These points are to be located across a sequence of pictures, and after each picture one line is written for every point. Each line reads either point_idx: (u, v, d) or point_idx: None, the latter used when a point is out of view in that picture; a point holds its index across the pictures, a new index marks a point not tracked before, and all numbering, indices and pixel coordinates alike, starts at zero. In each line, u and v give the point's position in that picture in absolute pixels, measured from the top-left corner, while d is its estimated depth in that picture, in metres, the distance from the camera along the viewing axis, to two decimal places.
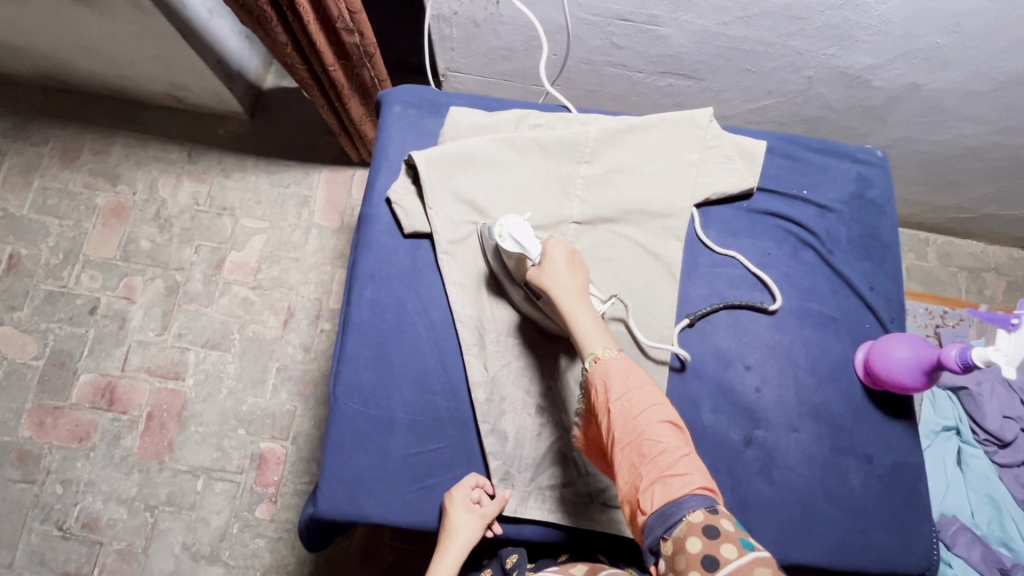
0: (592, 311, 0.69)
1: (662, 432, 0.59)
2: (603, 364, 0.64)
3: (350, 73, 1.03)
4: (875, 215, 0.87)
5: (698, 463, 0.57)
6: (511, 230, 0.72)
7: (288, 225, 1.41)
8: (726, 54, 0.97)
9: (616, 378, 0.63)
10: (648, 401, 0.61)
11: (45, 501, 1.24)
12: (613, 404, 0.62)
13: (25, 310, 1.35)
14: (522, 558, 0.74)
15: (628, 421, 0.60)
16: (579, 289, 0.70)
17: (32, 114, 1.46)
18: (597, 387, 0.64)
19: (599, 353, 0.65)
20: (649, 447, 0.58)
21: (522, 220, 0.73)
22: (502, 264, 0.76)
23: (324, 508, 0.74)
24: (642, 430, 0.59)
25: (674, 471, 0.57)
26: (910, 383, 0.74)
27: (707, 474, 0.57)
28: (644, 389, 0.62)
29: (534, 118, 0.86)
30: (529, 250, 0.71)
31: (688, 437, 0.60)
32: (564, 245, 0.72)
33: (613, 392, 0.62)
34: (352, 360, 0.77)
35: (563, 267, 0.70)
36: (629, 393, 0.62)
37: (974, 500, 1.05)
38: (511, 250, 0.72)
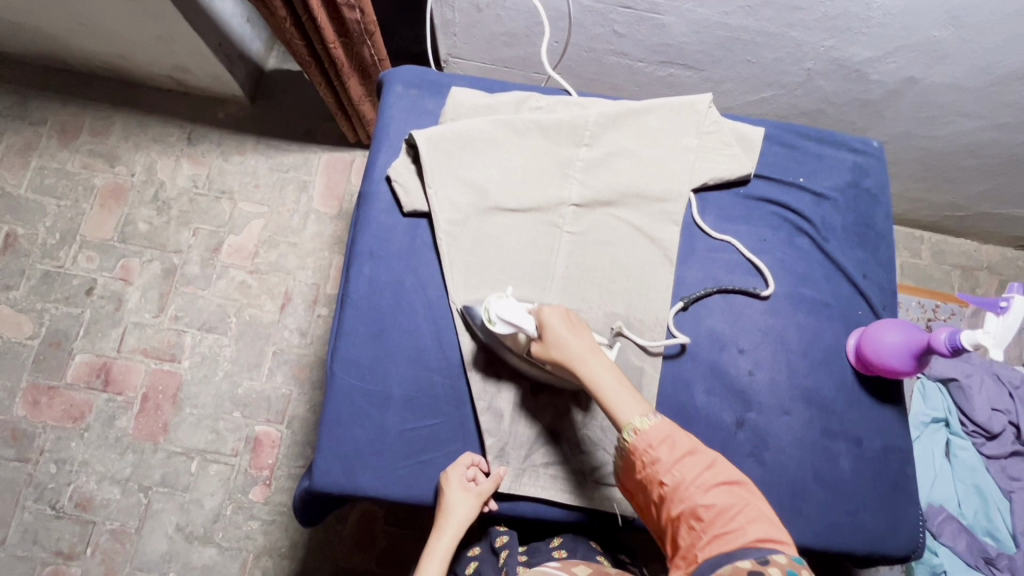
0: (610, 371, 0.68)
1: (716, 493, 0.58)
2: (644, 435, 0.63)
3: (350, 51, 1.03)
4: (870, 203, 0.88)
5: (754, 517, 0.56)
6: (499, 310, 0.72)
7: (286, 210, 1.41)
8: (726, 44, 0.98)
9: (661, 448, 0.62)
10: (699, 465, 0.60)
11: (39, 480, 1.24)
12: (664, 474, 0.60)
13: (21, 289, 1.34)
14: (513, 539, 0.77)
15: (681, 488, 0.59)
16: (589, 351, 0.69)
17: (31, 93, 1.46)
18: (641, 459, 0.62)
19: (637, 423, 0.64)
20: (702, 509, 0.57)
21: (505, 297, 0.73)
22: (499, 346, 0.75)
23: (320, 482, 0.74)
24: (695, 494, 0.58)
25: (729, 528, 0.55)
26: (900, 367, 0.76)
27: (765, 526, 0.55)
28: (695, 454, 0.61)
29: (535, 100, 0.86)
30: (524, 326, 0.71)
31: (746, 494, 0.58)
32: (557, 308, 0.71)
33: (660, 459, 0.61)
34: (350, 335, 0.77)
35: (566, 331, 0.69)
36: (678, 460, 0.61)
37: (962, 490, 1.06)
38: (506, 331, 0.72)
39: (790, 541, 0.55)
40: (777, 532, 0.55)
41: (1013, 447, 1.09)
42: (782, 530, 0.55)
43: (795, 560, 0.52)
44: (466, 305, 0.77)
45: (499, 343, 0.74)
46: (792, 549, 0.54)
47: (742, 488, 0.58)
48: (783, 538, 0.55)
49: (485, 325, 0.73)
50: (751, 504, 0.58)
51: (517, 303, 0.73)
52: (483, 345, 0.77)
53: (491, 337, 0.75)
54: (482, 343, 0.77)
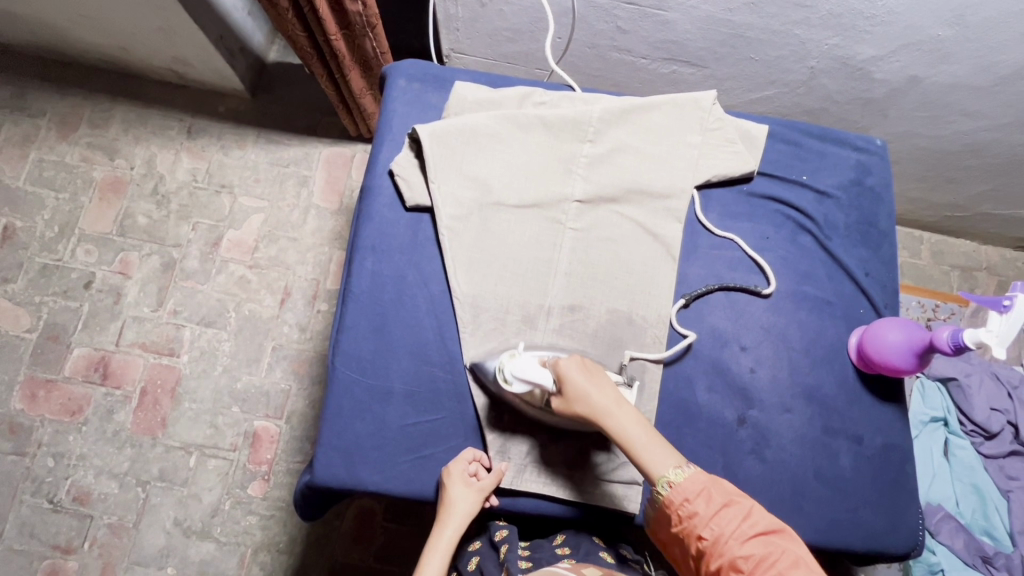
0: (636, 421, 0.67)
1: (754, 543, 0.57)
2: (679, 489, 0.62)
3: (352, 43, 1.03)
4: (873, 201, 0.88)
5: (793, 564, 0.54)
6: (514, 369, 0.70)
7: (286, 205, 1.40)
8: (730, 41, 0.97)
9: (698, 501, 0.61)
10: (736, 516, 0.59)
11: (36, 474, 1.24)
12: (702, 528, 0.60)
13: (19, 282, 1.34)
14: (512, 533, 0.77)
15: (720, 542, 0.58)
16: (613, 403, 0.68)
17: (30, 85, 1.45)
18: (679, 514, 0.62)
19: (671, 476, 0.64)
20: (741, 561, 0.56)
21: (520, 354, 0.72)
22: (514, 400, 0.73)
23: (321, 475, 0.74)
24: (733, 545, 0.57)
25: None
26: (903, 365, 0.76)
27: (805, 573, 0.54)
28: (732, 504, 0.60)
29: (539, 96, 0.86)
30: (542, 382, 0.69)
31: (786, 542, 0.57)
32: (574, 358, 0.70)
33: (698, 513, 0.61)
34: (352, 329, 0.77)
35: (588, 383, 0.68)
36: (715, 512, 0.60)
37: (960, 489, 1.07)
38: (523, 389, 0.70)
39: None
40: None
41: (1012, 446, 1.09)
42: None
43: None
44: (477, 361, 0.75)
45: (514, 398, 0.73)
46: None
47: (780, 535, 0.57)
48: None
49: (501, 384, 0.71)
50: (791, 552, 0.56)
51: (531, 358, 0.72)
52: (495, 397, 0.75)
53: (503, 391, 0.73)
54: (493, 394, 0.75)
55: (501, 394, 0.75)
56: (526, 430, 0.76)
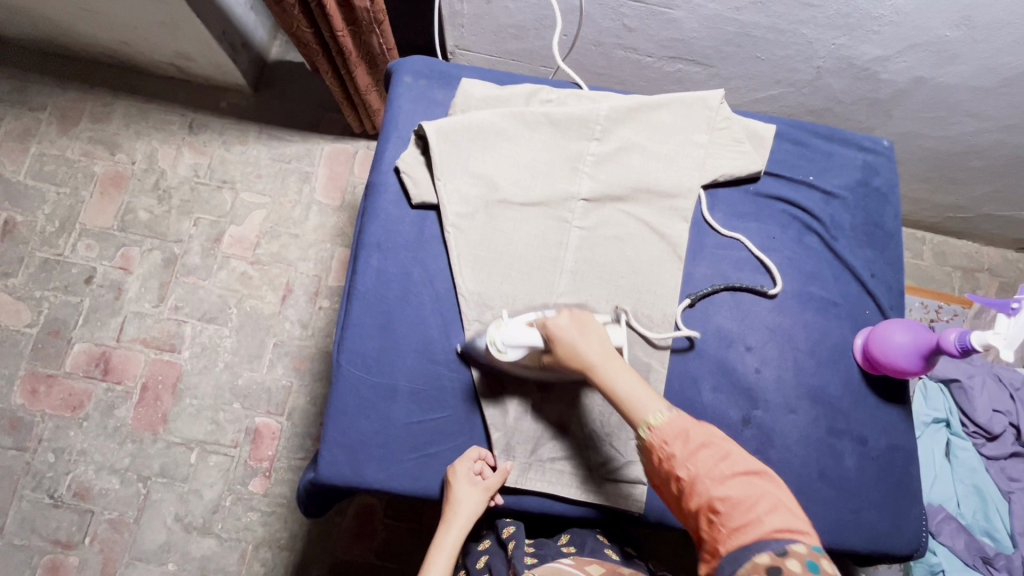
0: (625, 370, 0.68)
1: (731, 485, 0.59)
2: (659, 432, 0.64)
3: (358, 40, 1.02)
4: (879, 202, 0.88)
5: (772, 507, 0.57)
6: (505, 339, 0.70)
7: (288, 201, 1.40)
8: (737, 40, 0.97)
9: (676, 443, 0.63)
10: (713, 457, 0.61)
11: (37, 469, 1.23)
12: (680, 468, 0.62)
13: (19, 276, 1.33)
14: (520, 530, 0.77)
15: (697, 482, 0.61)
16: (602, 355, 0.68)
17: (30, 79, 1.44)
18: (658, 454, 0.64)
19: (652, 420, 0.65)
20: (718, 501, 0.59)
21: (512, 321, 0.72)
22: (509, 367, 0.74)
23: (324, 472, 0.74)
24: (710, 486, 0.60)
25: (746, 520, 0.57)
26: (908, 366, 0.76)
27: (783, 516, 0.56)
28: (709, 446, 0.62)
29: (546, 93, 0.86)
30: (532, 343, 0.70)
31: (764, 484, 0.59)
32: (563, 313, 0.70)
33: (676, 455, 0.63)
34: (357, 327, 0.77)
35: (577, 337, 0.68)
36: (693, 453, 0.62)
37: (961, 490, 1.07)
38: (518, 354, 0.71)
39: (810, 529, 0.57)
40: (796, 522, 0.56)
41: (1013, 447, 1.09)
42: (803, 520, 0.57)
43: (813, 549, 0.54)
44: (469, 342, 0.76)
45: (508, 366, 0.74)
46: (811, 537, 0.55)
47: (759, 478, 0.60)
48: (804, 528, 0.56)
49: (495, 356, 0.71)
50: (770, 494, 0.59)
51: (519, 323, 0.72)
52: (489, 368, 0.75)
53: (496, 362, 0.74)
54: (487, 367, 0.76)
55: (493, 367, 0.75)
56: (521, 399, 0.76)
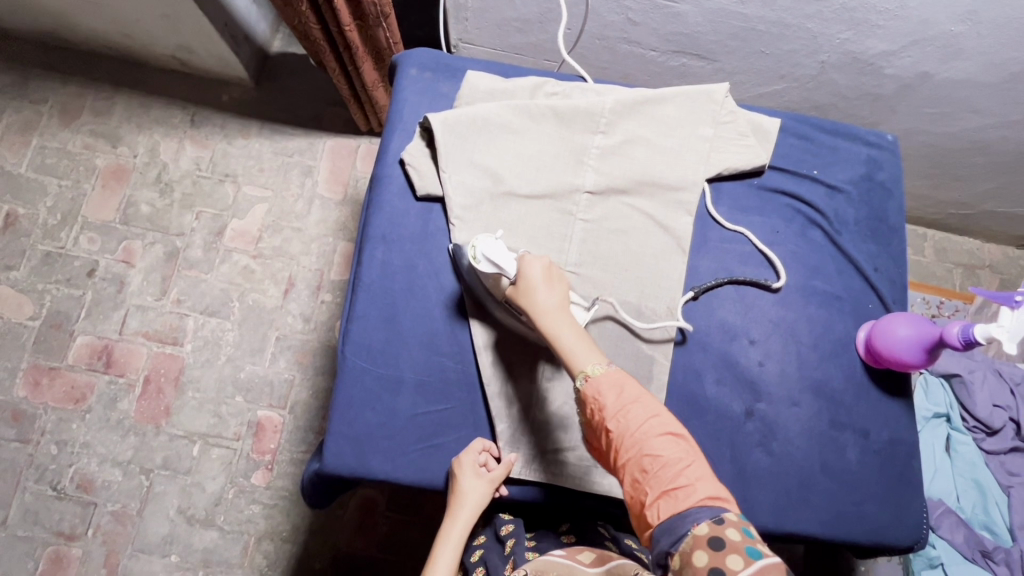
0: (569, 323, 0.67)
1: (663, 446, 0.59)
2: (594, 382, 0.63)
3: (365, 34, 1.02)
4: (883, 197, 0.88)
5: (702, 474, 0.57)
6: (485, 250, 0.70)
7: (291, 194, 1.40)
8: (741, 34, 0.97)
9: (609, 395, 0.62)
10: (645, 414, 0.61)
11: (40, 461, 1.24)
12: (610, 421, 0.61)
13: (22, 269, 1.33)
14: (519, 527, 0.78)
15: (626, 437, 0.60)
16: (557, 307, 0.68)
17: (31, 71, 1.44)
18: (590, 406, 0.63)
19: (589, 370, 0.64)
20: (648, 461, 0.59)
21: (495, 238, 0.72)
22: (482, 287, 0.75)
23: (330, 463, 0.74)
24: (640, 443, 0.60)
25: (678, 484, 0.57)
26: (911, 360, 0.76)
27: (712, 483, 0.57)
28: (641, 402, 0.62)
29: (550, 86, 0.86)
30: (505, 269, 0.70)
31: (692, 447, 0.60)
32: (540, 259, 0.70)
33: (608, 408, 0.62)
34: (362, 319, 0.77)
35: (540, 283, 0.69)
36: (624, 408, 0.61)
37: (960, 484, 1.07)
38: (490, 271, 0.70)
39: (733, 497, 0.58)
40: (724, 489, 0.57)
41: (1013, 442, 1.10)
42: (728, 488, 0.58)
43: (742, 517, 0.55)
44: (459, 246, 0.77)
45: (483, 285, 0.74)
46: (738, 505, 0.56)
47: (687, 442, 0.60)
48: (729, 495, 0.57)
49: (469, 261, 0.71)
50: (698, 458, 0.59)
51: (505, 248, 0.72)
52: (468, 286, 0.77)
53: (474, 279, 0.75)
54: (469, 286, 0.77)
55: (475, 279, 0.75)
56: (491, 331, 0.77)
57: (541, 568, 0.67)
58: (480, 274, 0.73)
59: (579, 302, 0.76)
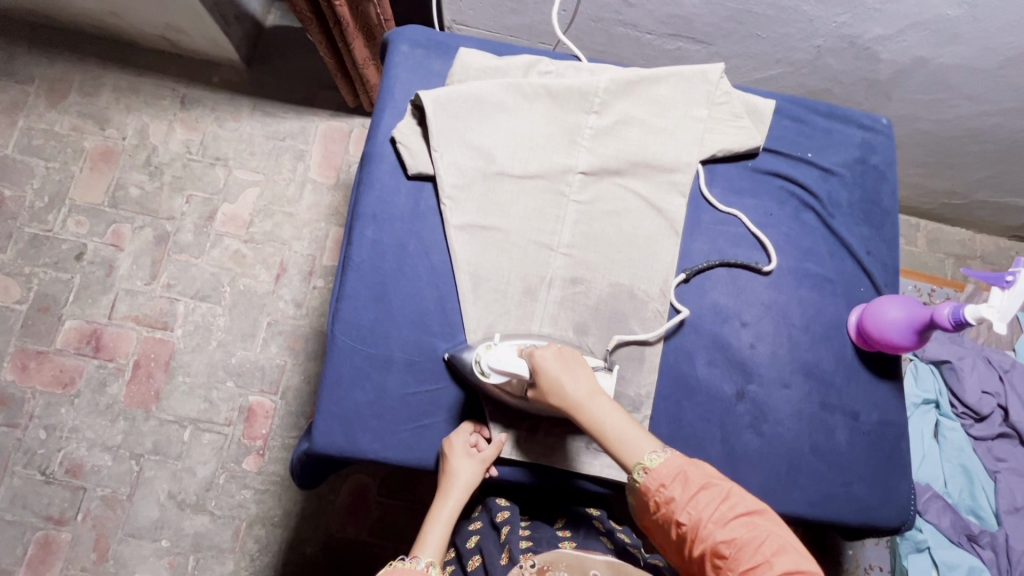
0: (611, 409, 0.67)
1: (735, 526, 0.57)
2: (654, 475, 0.62)
3: (355, 10, 1.01)
4: (877, 180, 0.88)
5: (780, 550, 0.55)
6: (489, 361, 0.70)
7: (282, 178, 1.38)
8: (737, 17, 0.96)
9: (674, 486, 0.61)
10: (714, 500, 0.59)
11: (28, 445, 1.22)
12: (680, 514, 0.60)
13: (8, 252, 1.31)
14: (514, 515, 0.78)
15: (700, 527, 0.59)
16: (589, 393, 0.67)
17: (17, 50, 1.41)
18: (655, 498, 0.62)
19: (647, 462, 0.63)
20: (723, 546, 0.57)
21: (498, 346, 0.72)
22: (494, 393, 0.73)
23: (320, 443, 0.74)
24: (713, 530, 0.58)
25: (757, 563, 0.55)
26: (901, 342, 0.76)
27: (791, 558, 0.55)
28: (709, 486, 0.60)
29: (544, 65, 0.85)
30: (517, 373, 0.68)
31: (766, 524, 0.58)
32: (549, 349, 0.69)
33: (676, 501, 0.60)
34: (352, 299, 0.76)
35: (563, 374, 0.67)
36: (692, 497, 0.60)
37: (948, 470, 1.08)
38: (501, 379, 0.70)
39: (818, 569, 0.55)
40: (805, 562, 0.55)
41: (1001, 428, 1.10)
42: (810, 560, 0.55)
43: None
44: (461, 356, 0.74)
45: (495, 391, 0.72)
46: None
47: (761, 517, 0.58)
48: (813, 569, 0.55)
49: (477, 375, 0.72)
50: (777, 534, 0.57)
51: (508, 348, 0.71)
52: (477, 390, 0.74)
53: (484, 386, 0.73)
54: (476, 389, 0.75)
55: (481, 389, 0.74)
56: (510, 428, 0.75)
57: (550, 560, 0.70)
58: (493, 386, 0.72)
59: (600, 366, 0.73)
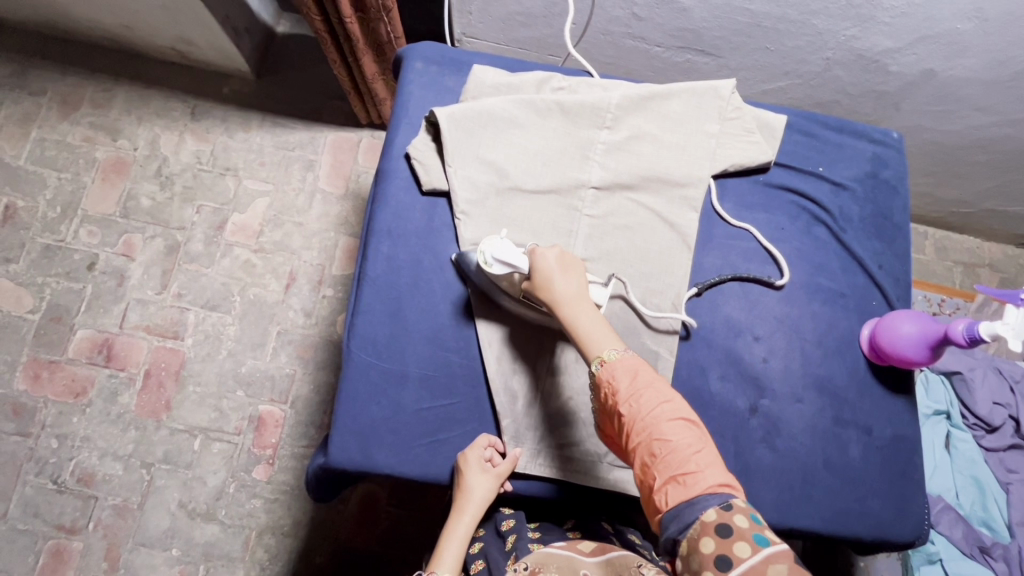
0: (592, 313, 0.68)
1: (672, 429, 0.59)
2: (609, 367, 0.64)
3: (366, 27, 1.01)
4: (888, 194, 0.88)
5: (711, 459, 0.58)
6: (495, 253, 0.70)
7: (292, 188, 1.39)
8: (746, 30, 0.97)
9: (623, 380, 0.63)
10: (657, 400, 0.61)
11: (40, 454, 1.23)
12: (623, 406, 0.62)
13: (21, 262, 1.32)
14: (520, 522, 0.77)
15: (638, 422, 0.61)
16: (577, 294, 0.68)
17: (31, 63, 1.42)
18: (604, 390, 0.64)
19: (605, 356, 0.65)
20: (658, 444, 0.59)
21: (503, 239, 0.72)
22: (490, 283, 0.74)
23: (335, 457, 0.74)
24: (650, 427, 0.60)
25: (688, 470, 0.57)
26: (914, 357, 0.76)
27: (722, 470, 0.57)
28: (655, 387, 0.62)
29: (557, 81, 0.86)
30: (518, 265, 0.70)
31: (702, 433, 0.60)
32: (552, 249, 0.70)
33: (621, 393, 0.62)
34: (368, 313, 0.77)
35: (557, 272, 0.69)
36: (637, 393, 0.62)
37: (960, 481, 1.08)
38: (502, 271, 0.70)
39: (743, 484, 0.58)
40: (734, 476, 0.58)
41: (1012, 439, 1.10)
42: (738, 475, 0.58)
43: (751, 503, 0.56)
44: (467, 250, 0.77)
45: (494, 283, 0.74)
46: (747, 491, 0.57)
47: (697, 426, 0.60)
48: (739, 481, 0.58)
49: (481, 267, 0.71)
50: (710, 444, 0.60)
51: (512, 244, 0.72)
52: (475, 284, 0.76)
53: (485, 279, 0.74)
54: (475, 285, 0.77)
55: (480, 279, 0.75)
56: (516, 364, 0.77)
57: (541, 561, 0.69)
58: (492, 277, 0.73)
59: (596, 281, 0.74)
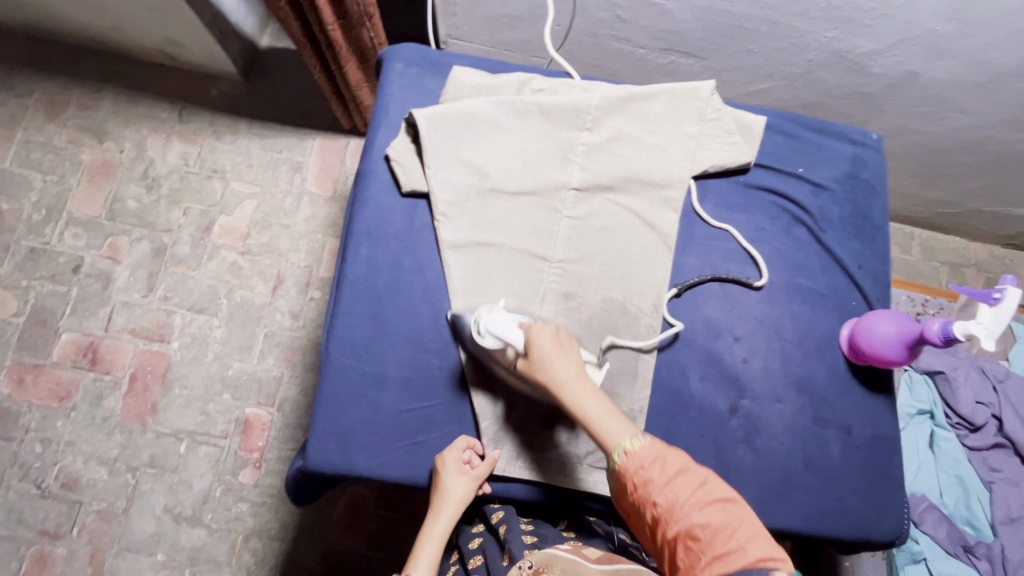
0: (595, 397, 0.67)
1: (711, 511, 0.56)
2: (634, 457, 0.62)
3: (349, 33, 1.01)
4: (867, 194, 0.88)
5: (753, 536, 0.54)
6: (489, 323, 0.71)
7: (279, 191, 1.39)
8: (730, 32, 0.97)
9: (653, 468, 0.61)
10: (691, 484, 0.59)
11: (24, 459, 1.22)
12: (657, 494, 0.59)
13: (5, 265, 1.31)
14: (510, 514, 0.77)
15: (675, 509, 0.57)
16: (574, 376, 0.68)
17: (16, 64, 1.41)
18: (633, 481, 0.61)
19: (627, 445, 0.63)
20: (698, 528, 0.55)
21: (498, 310, 0.72)
22: (488, 358, 0.74)
23: (314, 460, 0.74)
24: (688, 512, 0.57)
25: (729, 549, 0.53)
26: (892, 356, 0.77)
27: (764, 545, 0.54)
28: (687, 471, 0.60)
29: (537, 82, 0.86)
30: (512, 341, 0.70)
31: (740, 510, 0.57)
32: (547, 327, 0.70)
33: (653, 482, 0.60)
34: (347, 315, 0.77)
35: (553, 354, 0.68)
36: (670, 480, 0.59)
37: (943, 481, 1.08)
38: (495, 344, 0.71)
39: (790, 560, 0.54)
40: (775, 549, 0.53)
41: (995, 438, 1.11)
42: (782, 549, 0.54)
43: None
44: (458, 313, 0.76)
45: (491, 357, 0.74)
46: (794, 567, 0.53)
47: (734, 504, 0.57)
48: (785, 557, 0.53)
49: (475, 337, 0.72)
50: (750, 521, 0.56)
51: (509, 316, 0.72)
52: (472, 355, 0.76)
53: (479, 348, 0.74)
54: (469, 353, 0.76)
55: (479, 352, 0.75)
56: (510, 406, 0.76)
57: (545, 562, 0.66)
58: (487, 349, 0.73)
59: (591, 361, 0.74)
